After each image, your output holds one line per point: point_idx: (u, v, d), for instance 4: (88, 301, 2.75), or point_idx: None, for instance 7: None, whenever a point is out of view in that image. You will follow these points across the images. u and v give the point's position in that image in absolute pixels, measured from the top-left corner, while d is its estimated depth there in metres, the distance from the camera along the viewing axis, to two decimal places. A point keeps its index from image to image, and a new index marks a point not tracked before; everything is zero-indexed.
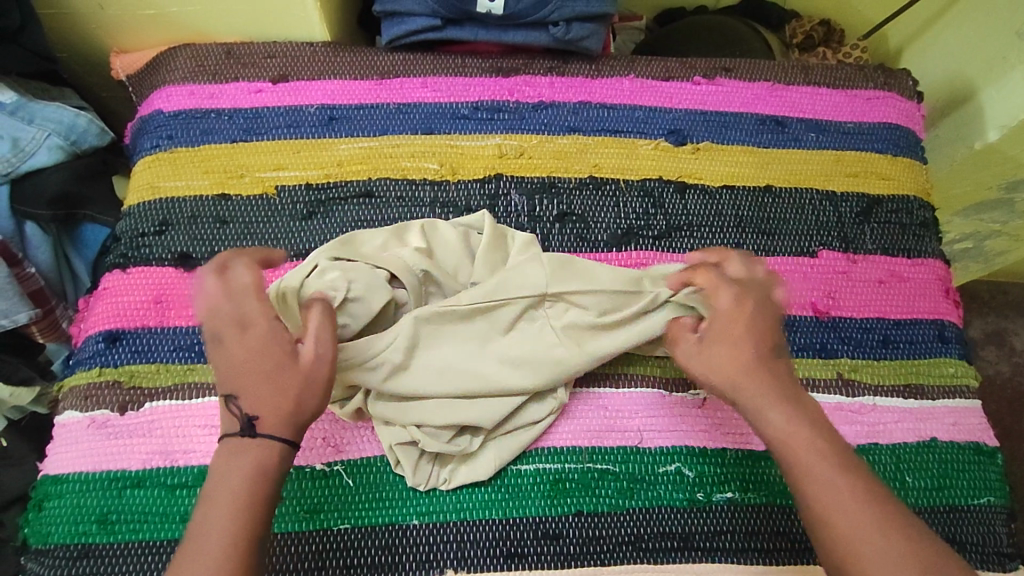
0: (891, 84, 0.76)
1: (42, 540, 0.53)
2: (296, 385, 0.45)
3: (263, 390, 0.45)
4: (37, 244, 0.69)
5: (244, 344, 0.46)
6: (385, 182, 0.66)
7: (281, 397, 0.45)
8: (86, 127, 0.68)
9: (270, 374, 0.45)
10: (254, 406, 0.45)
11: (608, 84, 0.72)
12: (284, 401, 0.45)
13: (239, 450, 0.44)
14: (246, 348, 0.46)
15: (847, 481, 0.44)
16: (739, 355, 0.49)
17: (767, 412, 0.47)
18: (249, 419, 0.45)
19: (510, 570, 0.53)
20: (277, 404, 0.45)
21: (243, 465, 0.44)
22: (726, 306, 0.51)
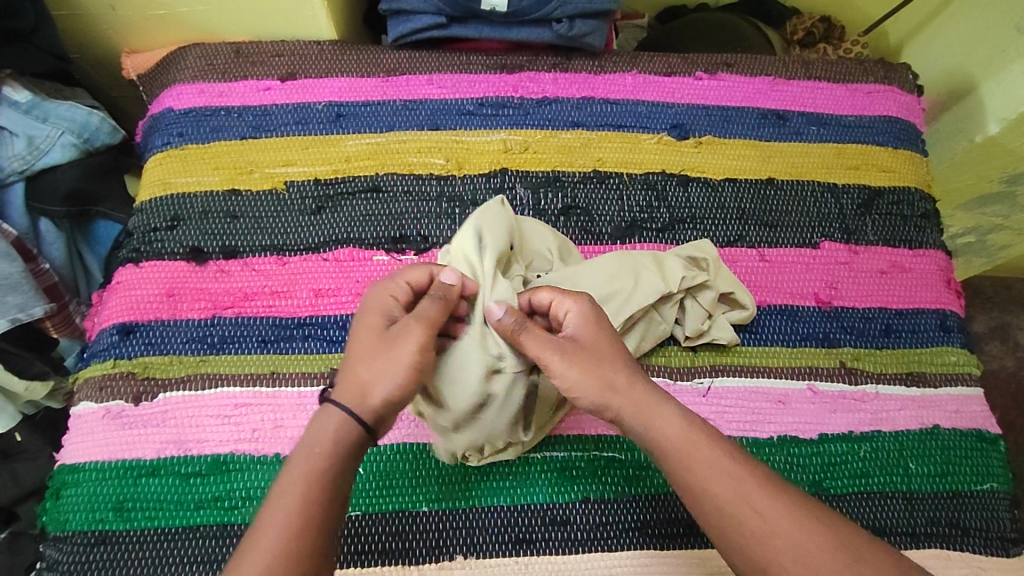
0: (891, 78, 0.76)
1: (60, 528, 0.54)
2: (382, 354, 0.46)
3: (351, 362, 0.47)
4: (52, 240, 0.71)
5: (361, 315, 0.49)
6: (392, 177, 0.67)
7: (359, 369, 0.46)
8: (98, 125, 0.70)
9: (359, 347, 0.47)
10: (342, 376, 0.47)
11: (610, 79, 0.73)
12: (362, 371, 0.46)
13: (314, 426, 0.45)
14: (361, 317, 0.49)
15: (737, 469, 0.43)
16: (599, 371, 0.47)
17: (638, 421, 0.46)
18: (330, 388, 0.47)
19: (518, 557, 0.54)
20: (353, 378, 0.46)
21: (311, 440, 0.44)
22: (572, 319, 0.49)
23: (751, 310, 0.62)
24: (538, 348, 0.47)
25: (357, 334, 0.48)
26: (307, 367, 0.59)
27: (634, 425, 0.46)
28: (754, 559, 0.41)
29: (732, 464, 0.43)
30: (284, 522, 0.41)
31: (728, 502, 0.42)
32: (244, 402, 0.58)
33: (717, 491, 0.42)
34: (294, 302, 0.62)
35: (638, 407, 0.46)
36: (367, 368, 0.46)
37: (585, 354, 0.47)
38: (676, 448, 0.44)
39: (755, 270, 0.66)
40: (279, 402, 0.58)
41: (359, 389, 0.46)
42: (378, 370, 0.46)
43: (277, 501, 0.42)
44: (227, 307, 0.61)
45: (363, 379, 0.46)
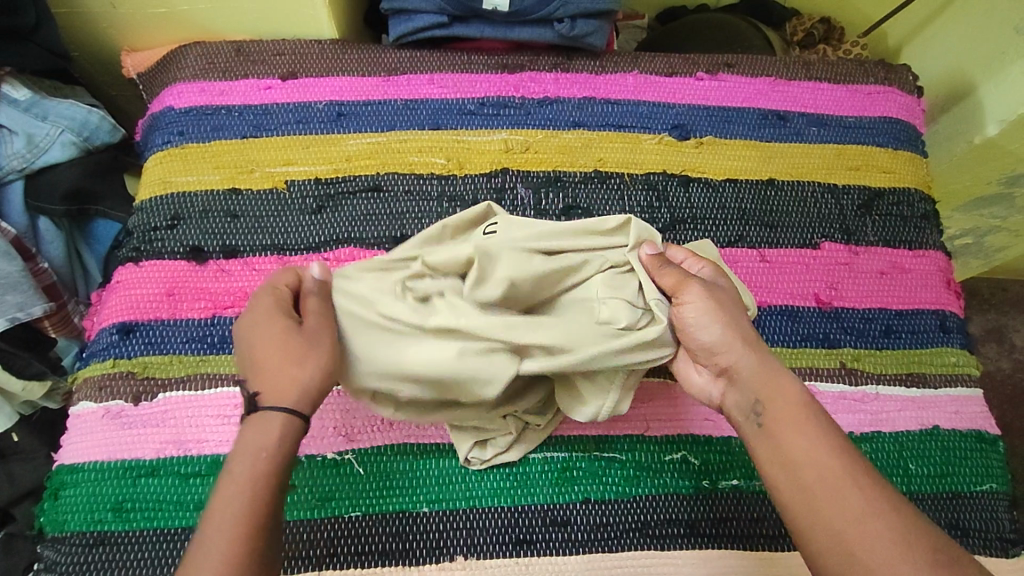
0: (891, 79, 0.77)
1: (58, 528, 0.54)
2: (300, 352, 0.47)
3: (264, 365, 0.47)
4: (51, 239, 0.70)
5: (254, 318, 0.49)
6: (393, 176, 0.67)
7: (286, 371, 0.46)
8: (98, 123, 0.69)
9: (272, 351, 0.47)
10: (261, 382, 0.47)
11: (612, 79, 0.73)
12: (285, 372, 0.46)
13: (248, 428, 0.45)
14: (249, 324, 0.49)
15: (839, 452, 0.44)
16: (733, 318, 0.50)
17: (749, 373, 0.48)
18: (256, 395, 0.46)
19: (519, 557, 0.54)
20: (281, 378, 0.46)
21: (252, 440, 0.44)
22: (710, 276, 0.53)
23: (752, 309, 0.62)
24: (675, 285, 0.50)
25: (256, 338, 0.48)
26: None
27: (747, 379, 0.48)
28: (829, 541, 0.42)
29: (839, 445, 0.44)
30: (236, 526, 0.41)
31: (820, 477, 0.43)
32: None
33: (813, 460, 0.44)
34: None
35: (756, 364, 0.48)
36: (294, 366, 0.46)
37: (723, 300, 0.50)
38: (787, 418, 0.46)
39: (756, 271, 0.66)
40: None
41: (289, 387, 0.46)
42: (302, 366, 0.47)
43: (224, 502, 0.42)
44: (227, 307, 0.61)
45: (292, 376, 0.46)
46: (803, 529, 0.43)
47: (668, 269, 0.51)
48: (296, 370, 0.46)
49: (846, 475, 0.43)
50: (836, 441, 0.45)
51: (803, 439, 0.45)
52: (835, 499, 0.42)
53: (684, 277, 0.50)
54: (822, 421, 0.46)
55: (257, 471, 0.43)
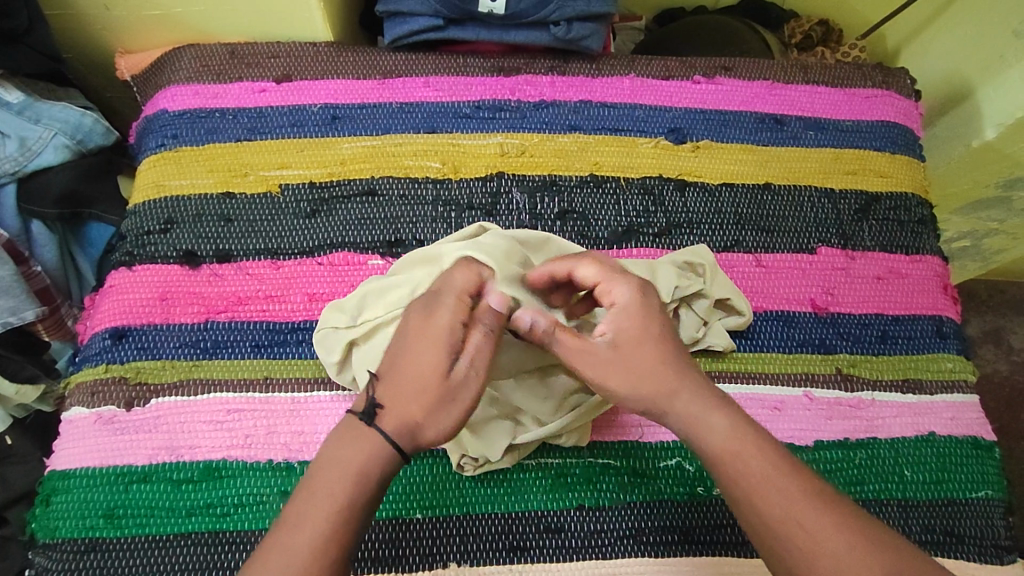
0: (888, 83, 0.76)
1: (49, 535, 0.54)
2: (436, 400, 0.44)
3: (397, 383, 0.45)
4: (44, 242, 0.70)
5: (420, 329, 0.46)
6: (388, 180, 0.66)
7: (410, 403, 0.44)
8: (92, 126, 0.69)
9: (421, 377, 0.44)
10: (389, 396, 0.45)
11: (608, 83, 0.72)
12: (414, 404, 0.44)
13: (350, 442, 0.44)
14: (416, 338, 0.45)
15: (790, 474, 0.44)
16: (657, 356, 0.47)
17: (682, 411, 0.46)
18: (376, 408, 0.45)
19: (512, 564, 0.54)
20: (406, 412, 0.44)
21: (343, 459, 0.43)
22: (617, 309, 0.48)
23: (747, 316, 0.62)
24: (577, 340, 0.47)
25: (414, 355, 0.45)
26: (301, 372, 0.59)
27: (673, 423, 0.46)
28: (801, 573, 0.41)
29: (785, 468, 0.44)
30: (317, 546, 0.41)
31: (778, 506, 0.42)
32: (237, 407, 0.57)
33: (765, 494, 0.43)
34: (288, 307, 0.61)
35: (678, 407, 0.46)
36: (423, 400, 0.44)
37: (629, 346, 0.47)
38: (727, 452, 0.44)
39: (752, 275, 0.66)
40: (272, 407, 0.57)
41: (404, 423, 0.44)
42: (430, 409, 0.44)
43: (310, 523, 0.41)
44: (221, 312, 0.61)
45: (413, 411, 0.44)
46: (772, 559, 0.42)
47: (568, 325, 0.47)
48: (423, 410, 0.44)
49: (802, 499, 0.43)
50: (780, 461, 0.44)
51: (758, 471, 0.43)
52: (795, 527, 0.42)
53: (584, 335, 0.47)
54: (760, 444, 0.45)
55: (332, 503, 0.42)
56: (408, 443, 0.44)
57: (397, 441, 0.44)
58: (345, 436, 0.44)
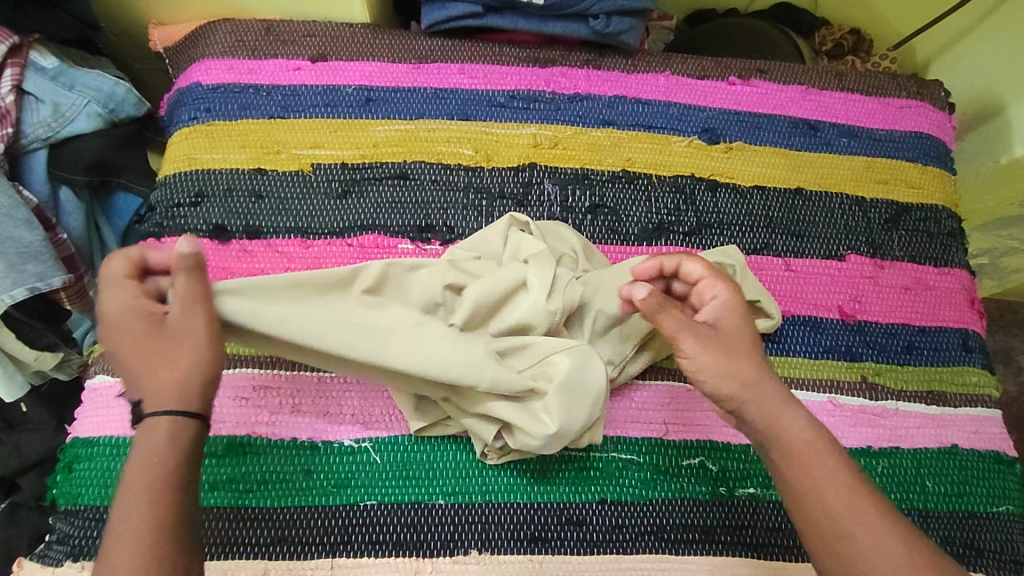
0: (923, 94, 0.76)
1: (72, 501, 0.54)
2: (160, 351, 0.43)
3: (140, 372, 0.42)
4: (70, 210, 0.69)
5: (111, 325, 0.43)
6: (419, 164, 0.66)
7: (159, 372, 0.42)
8: (124, 96, 0.69)
9: (140, 354, 0.43)
10: (144, 388, 0.42)
11: (643, 79, 0.72)
12: (164, 373, 0.42)
13: (145, 437, 0.41)
14: (122, 334, 0.43)
15: (855, 493, 0.44)
16: (738, 365, 0.48)
17: (755, 417, 0.48)
18: (136, 402, 0.42)
19: (533, 554, 0.54)
20: (164, 379, 0.42)
21: (146, 449, 0.41)
22: (715, 305, 0.52)
23: (777, 319, 0.62)
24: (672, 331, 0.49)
25: (122, 346, 0.43)
26: None
27: (753, 418, 0.48)
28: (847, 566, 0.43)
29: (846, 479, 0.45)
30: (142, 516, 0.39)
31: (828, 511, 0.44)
32: (262, 384, 0.57)
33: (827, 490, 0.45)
34: None
35: (765, 407, 0.48)
36: (157, 365, 0.42)
37: (720, 343, 0.49)
38: (801, 442, 0.46)
39: (781, 280, 0.66)
40: (299, 386, 0.57)
41: (174, 389, 0.42)
42: (184, 359, 0.43)
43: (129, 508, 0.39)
44: None
45: (172, 377, 0.42)
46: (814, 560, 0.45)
47: (665, 309, 0.49)
48: (182, 364, 0.43)
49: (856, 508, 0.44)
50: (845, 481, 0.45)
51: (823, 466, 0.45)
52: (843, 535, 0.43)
53: (683, 323, 0.49)
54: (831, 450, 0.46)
55: (161, 471, 0.40)
56: (184, 399, 0.42)
57: (171, 405, 0.42)
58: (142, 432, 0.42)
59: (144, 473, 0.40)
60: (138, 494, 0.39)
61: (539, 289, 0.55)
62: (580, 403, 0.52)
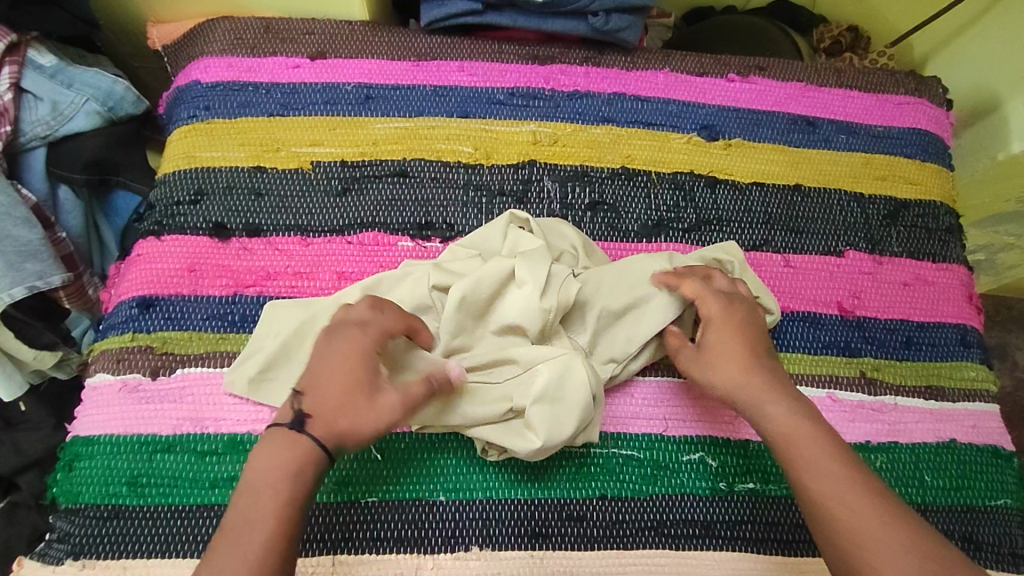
0: (921, 90, 0.76)
1: (72, 499, 0.54)
2: (354, 402, 0.48)
3: (331, 406, 0.47)
4: (69, 209, 0.69)
5: (344, 352, 0.49)
6: (419, 162, 0.66)
7: (342, 415, 0.47)
8: (123, 95, 0.68)
9: (338, 391, 0.48)
10: (315, 407, 0.47)
11: (642, 76, 0.72)
12: (343, 418, 0.47)
13: (285, 448, 0.46)
14: (336, 359, 0.49)
15: (843, 477, 0.47)
16: (724, 377, 0.53)
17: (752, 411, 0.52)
18: (305, 417, 0.47)
19: (533, 550, 0.54)
20: (338, 421, 0.47)
21: (281, 463, 0.46)
22: (713, 318, 0.55)
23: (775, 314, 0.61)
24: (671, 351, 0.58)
25: (327, 372, 0.48)
26: None
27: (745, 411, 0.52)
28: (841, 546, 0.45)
29: (841, 462, 0.48)
30: (272, 524, 0.44)
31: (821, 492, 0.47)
32: None
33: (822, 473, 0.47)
34: (316, 284, 0.61)
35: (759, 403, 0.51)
36: (352, 409, 0.47)
37: (710, 361, 0.54)
38: (793, 430, 0.50)
39: (781, 276, 0.66)
40: None
41: (336, 431, 0.47)
42: (366, 418, 0.48)
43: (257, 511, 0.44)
44: (249, 286, 0.60)
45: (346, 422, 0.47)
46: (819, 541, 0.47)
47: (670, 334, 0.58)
48: (366, 425, 0.47)
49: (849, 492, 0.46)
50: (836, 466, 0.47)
51: (816, 450, 0.48)
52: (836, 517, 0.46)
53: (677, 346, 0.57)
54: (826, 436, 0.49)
55: (296, 492, 0.45)
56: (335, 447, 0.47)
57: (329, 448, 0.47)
58: (272, 441, 0.47)
59: (277, 482, 0.45)
60: (275, 493, 0.45)
61: (528, 287, 0.55)
62: (567, 414, 0.52)
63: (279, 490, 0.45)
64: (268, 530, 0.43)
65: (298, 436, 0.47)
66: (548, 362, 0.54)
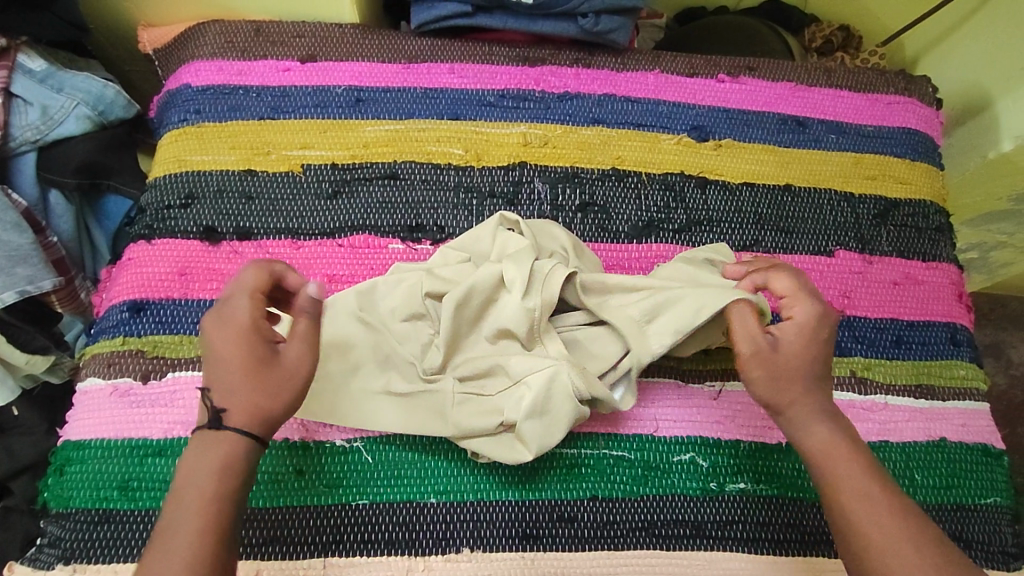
0: (911, 90, 0.76)
1: (63, 504, 0.54)
2: (251, 380, 0.46)
3: (230, 384, 0.46)
4: (60, 213, 0.69)
5: (224, 330, 0.47)
6: (410, 164, 0.66)
7: (241, 393, 0.46)
8: (114, 98, 0.69)
9: (234, 369, 0.46)
10: (225, 399, 0.46)
11: (632, 77, 0.72)
12: (246, 394, 0.46)
13: (205, 446, 0.45)
14: (227, 342, 0.47)
15: (876, 497, 0.47)
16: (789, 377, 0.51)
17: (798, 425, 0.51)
18: (219, 412, 0.45)
19: (525, 551, 0.54)
20: (248, 399, 0.45)
21: (210, 459, 0.44)
22: (794, 321, 0.53)
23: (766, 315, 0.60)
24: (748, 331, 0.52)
25: (222, 356, 0.46)
26: None
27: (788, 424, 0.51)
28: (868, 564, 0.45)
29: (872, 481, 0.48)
30: (200, 523, 0.42)
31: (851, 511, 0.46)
32: None
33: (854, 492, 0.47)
34: None
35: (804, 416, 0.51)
36: (258, 387, 0.46)
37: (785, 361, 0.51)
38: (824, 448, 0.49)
39: None
40: None
41: (251, 411, 0.45)
42: (277, 394, 0.46)
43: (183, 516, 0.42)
44: None
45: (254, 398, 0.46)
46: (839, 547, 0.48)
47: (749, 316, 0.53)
48: (275, 398, 0.46)
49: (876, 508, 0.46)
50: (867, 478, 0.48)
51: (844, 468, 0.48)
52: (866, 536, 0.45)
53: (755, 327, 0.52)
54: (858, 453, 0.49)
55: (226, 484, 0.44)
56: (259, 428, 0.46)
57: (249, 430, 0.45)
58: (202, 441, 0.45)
59: (208, 482, 0.43)
60: (200, 493, 0.43)
61: (515, 290, 0.55)
62: (557, 423, 0.53)
63: (208, 487, 0.43)
64: (196, 531, 0.41)
65: (219, 431, 0.45)
66: (537, 373, 0.54)
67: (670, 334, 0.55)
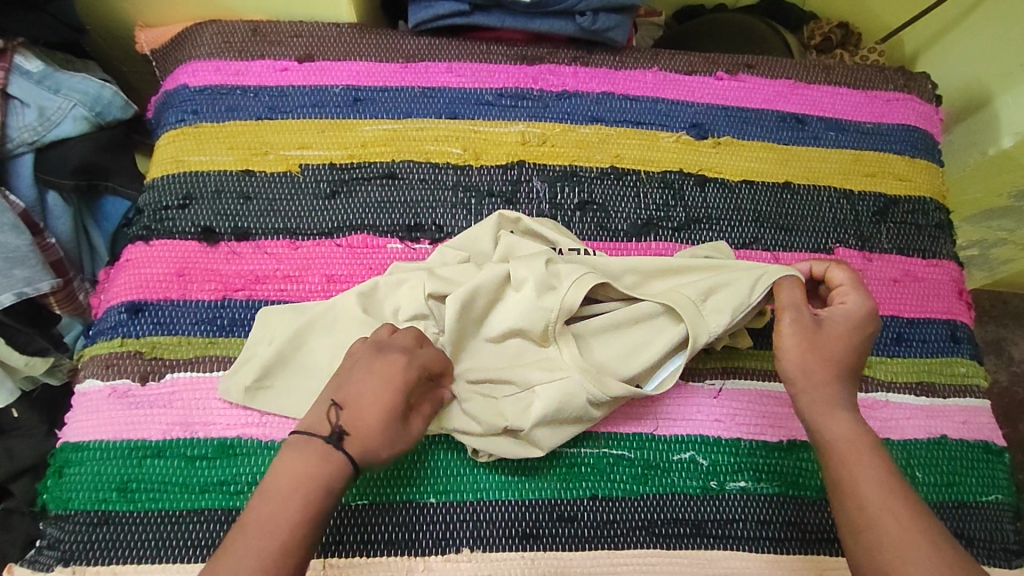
0: (911, 87, 0.76)
1: (63, 506, 0.54)
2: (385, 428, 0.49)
3: (367, 424, 0.48)
4: (58, 214, 0.69)
5: (384, 375, 0.50)
6: (408, 163, 0.66)
7: (375, 437, 0.48)
8: (110, 99, 0.68)
9: (378, 418, 0.49)
10: (350, 428, 0.48)
11: (631, 75, 0.72)
12: (378, 443, 0.49)
13: (313, 460, 0.47)
14: (376, 383, 0.50)
15: (892, 494, 0.47)
16: (824, 356, 0.52)
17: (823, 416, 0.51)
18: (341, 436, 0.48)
19: (524, 551, 0.54)
20: (376, 444, 0.48)
21: (306, 473, 0.46)
22: (845, 310, 0.54)
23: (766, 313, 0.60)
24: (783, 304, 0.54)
25: (370, 393, 0.49)
26: None
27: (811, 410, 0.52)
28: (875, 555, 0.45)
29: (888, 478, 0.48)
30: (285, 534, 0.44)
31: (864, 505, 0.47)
32: None
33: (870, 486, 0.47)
34: (305, 287, 0.61)
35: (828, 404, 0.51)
36: (389, 434, 0.49)
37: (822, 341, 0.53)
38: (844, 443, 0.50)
39: None
40: None
41: (366, 452, 0.48)
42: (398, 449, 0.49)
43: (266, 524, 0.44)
44: (238, 290, 0.60)
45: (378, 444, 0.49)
46: (847, 549, 0.47)
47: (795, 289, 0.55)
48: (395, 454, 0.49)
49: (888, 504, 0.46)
50: (889, 482, 0.48)
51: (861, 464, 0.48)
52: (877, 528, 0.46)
53: (797, 303, 0.54)
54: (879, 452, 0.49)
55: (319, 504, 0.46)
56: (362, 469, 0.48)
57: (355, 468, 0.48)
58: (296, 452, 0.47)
59: (299, 495, 0.45)
60: (291, 504, 0.45)
61: (523, 288, 0.55)
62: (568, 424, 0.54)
63: (294, 502, 0.45)
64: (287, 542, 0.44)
65: (333, 453, 0.47)
66: (546, 381, 0.54)
67: (728, 313, 0.55)
